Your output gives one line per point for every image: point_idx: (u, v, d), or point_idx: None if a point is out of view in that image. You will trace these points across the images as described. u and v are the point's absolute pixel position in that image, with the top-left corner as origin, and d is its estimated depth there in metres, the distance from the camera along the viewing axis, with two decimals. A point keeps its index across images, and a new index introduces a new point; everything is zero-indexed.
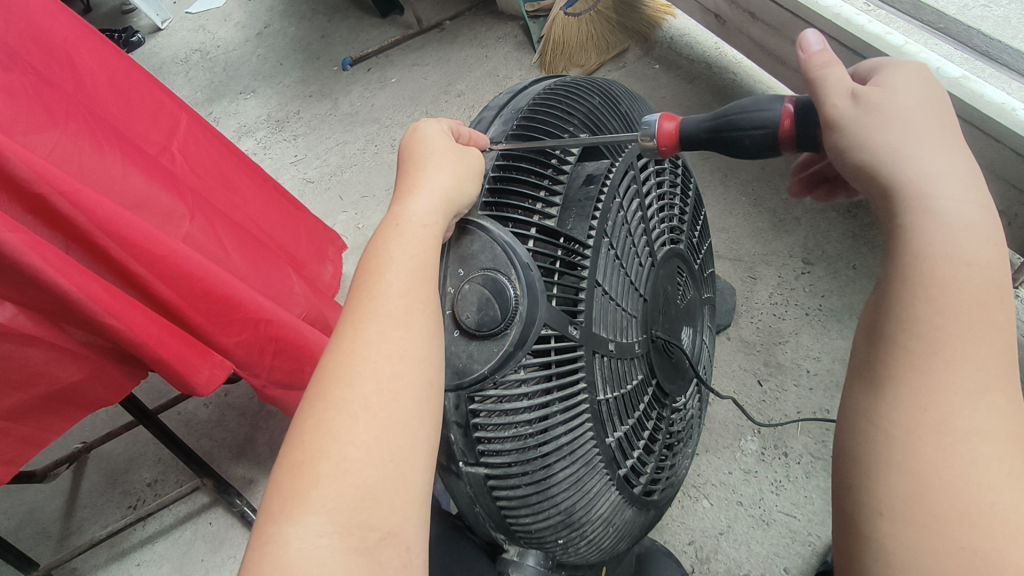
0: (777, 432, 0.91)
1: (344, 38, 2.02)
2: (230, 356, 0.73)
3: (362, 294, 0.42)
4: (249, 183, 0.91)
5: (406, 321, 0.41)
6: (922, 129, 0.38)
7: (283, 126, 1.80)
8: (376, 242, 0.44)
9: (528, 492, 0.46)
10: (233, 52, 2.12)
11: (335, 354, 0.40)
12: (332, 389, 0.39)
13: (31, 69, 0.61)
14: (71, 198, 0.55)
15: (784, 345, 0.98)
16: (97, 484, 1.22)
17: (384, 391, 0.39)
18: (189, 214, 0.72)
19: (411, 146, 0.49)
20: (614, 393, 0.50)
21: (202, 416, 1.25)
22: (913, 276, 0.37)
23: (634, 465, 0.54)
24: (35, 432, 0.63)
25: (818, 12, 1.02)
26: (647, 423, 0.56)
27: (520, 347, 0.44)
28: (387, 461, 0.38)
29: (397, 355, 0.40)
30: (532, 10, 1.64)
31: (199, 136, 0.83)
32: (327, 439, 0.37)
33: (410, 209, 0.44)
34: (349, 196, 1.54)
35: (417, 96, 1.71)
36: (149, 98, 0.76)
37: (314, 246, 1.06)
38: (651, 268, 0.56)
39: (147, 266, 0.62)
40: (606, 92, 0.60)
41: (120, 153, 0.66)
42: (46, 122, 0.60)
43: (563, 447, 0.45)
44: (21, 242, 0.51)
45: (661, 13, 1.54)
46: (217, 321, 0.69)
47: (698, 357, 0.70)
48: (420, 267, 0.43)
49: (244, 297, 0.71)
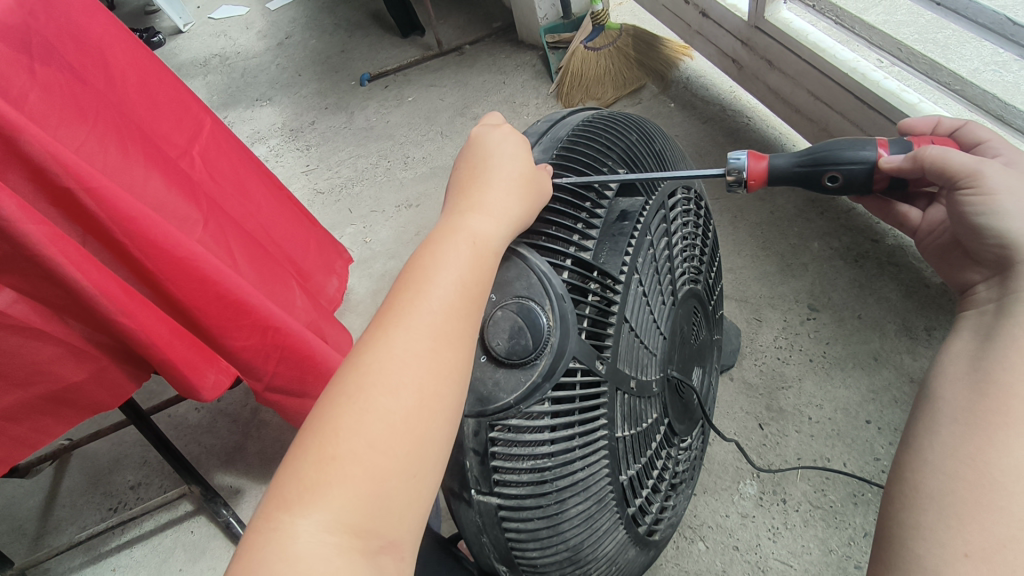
0: (776, 478, 0.90)
1: (363, 54, 2.06)
2: (235, 359, 0.71)
3: (411, 295, 0.42)
4: (266, 193, 0.91)
5: (452, 334, 0.41)
6: None
7: (297, 135, 1.82)
8: (432, 242, 0.45)
9: (539, 526, 0.45)
10: (252, 60, 2.14)
11: (371, 354, 0.41)
12: (361, 390, 0.39)
13: (66, 66, 0.61)
14: (97, 195, 0.55)
15: (787, 390, 0.98)
16: (79, 484, 1.20)
17: (413, 402, 0.39)
18: (205, 219, 0.72)
19: (481, 157, 0.50)
20: (630, 431, 0.49)
21: (193, 421, 1.23)
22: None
23: (641, 505, 0.53)
24: (29, 434, 0.62)
25: (835, 66, 1.06)
26: (657, 463, 0.56)
27: (548, 378, 0.43)
28: (404, 472, 0.39)
29: (435, 369, 0.40)
30: (552, 41, 1.68)
31: (221, 142, 0.83)
32: (351, 439, 0.38)
33: (471, 224, 0.45)
34: (358, 209, 1.55)
35: (432, 116, 1.73)
36: (176, 102, 0.77)
37: (323, 259, 1.06)
38: (672, 306, 0.56)
39: (163, 268, 0.61)
40: (642, 130, 0.60)
41: (143, 156, 0.66)
42: (75, 119, 0.60)
43: (578, 483, 0.45)
44: (42, 235, 0.51)
45: (678, 54, 1.56)
46: (227, 324, 0.68)
47: (705, 397, 0.70)
48: (464, 278, 0.43)
49: (257, 303, 0.71)
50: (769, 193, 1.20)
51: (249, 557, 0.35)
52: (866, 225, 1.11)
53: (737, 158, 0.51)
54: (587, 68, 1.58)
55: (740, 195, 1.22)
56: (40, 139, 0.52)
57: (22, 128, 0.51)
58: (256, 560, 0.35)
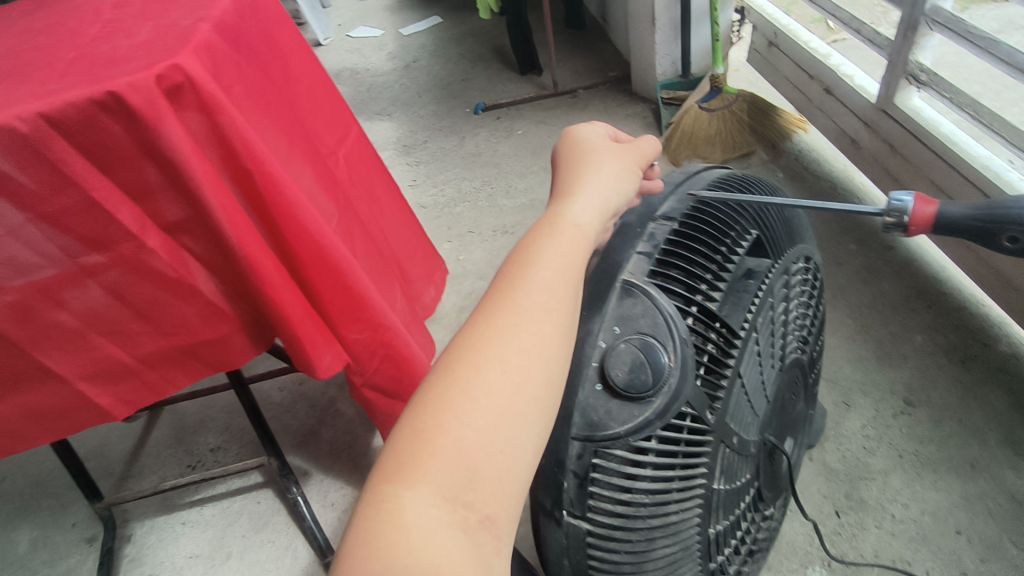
0: (848, 571, 0.86)
1: (481, 85, 2.17)
2: (345, 347, 0.77)
3: (505, 286, 0.45)
4: (388, 199, 0.98)
5: (546, 319, 0.44)
6: None
7: (409, 151, 1.93)
8: (528, 241, 0.48)
9: (625, 560, 0.47)
10: (379, 77, 2.31)
11: (468, 342, 0.43)
12: (461, 374, 0.41)
13: (260, 64, 0.69)
14: (270, 178, 0.62)
15: (870, 481, 0.94)
16: (166, 437, 1.30)
17: (512, 382, 0.41)
18: (340, 215, 0.79)
19: (570, 150, 0.55)
20: (725, 486, 0.50)
21: (276, 398, 1.31)
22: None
23: (721, 563, 0.54)
24: (159, 381, 0.71)
25: (965, 160, 1.03)
26: (741, 525, 0.56)
27: (660, 417, 0.45)
28: (498, 448, 0.40)
29: (527, 349, 0.42)
30: (666, 97, 1.72)
31: (361, 147, 0.91)
32: (450, 413, 0.40)
33: (567, 214, 0.49)
34: (456, 228, 1.62)
35: (539, 151, 1.80)
36: (330, 105, 0.85)
37: (425, 268, 1.11)
38: (780, 372, 0.56)
39: (308, 251, 0.68)
40: (773, 194, 0.62)
41: (302, 149, 0.74)
42: (260, 109, 0.68)
43: (669, 525, 0.47)
44: (220, 207, 0.58)
45: (795, 125, 1.56)
46: (343, 314, 0.73)
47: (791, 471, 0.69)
48: (560, 270, 0.46)
49: (374, 298, 0.76)
50: (874, 278, 1.17)
51: (361, 529, 0.36)
52: (977, 326, 1.06)
53: (903, 199, 0.51)
54: (699, 127, 1.61)
55: (842, 274, 1.19)
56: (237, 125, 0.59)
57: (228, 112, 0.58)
58: (367, 529, 0.36)
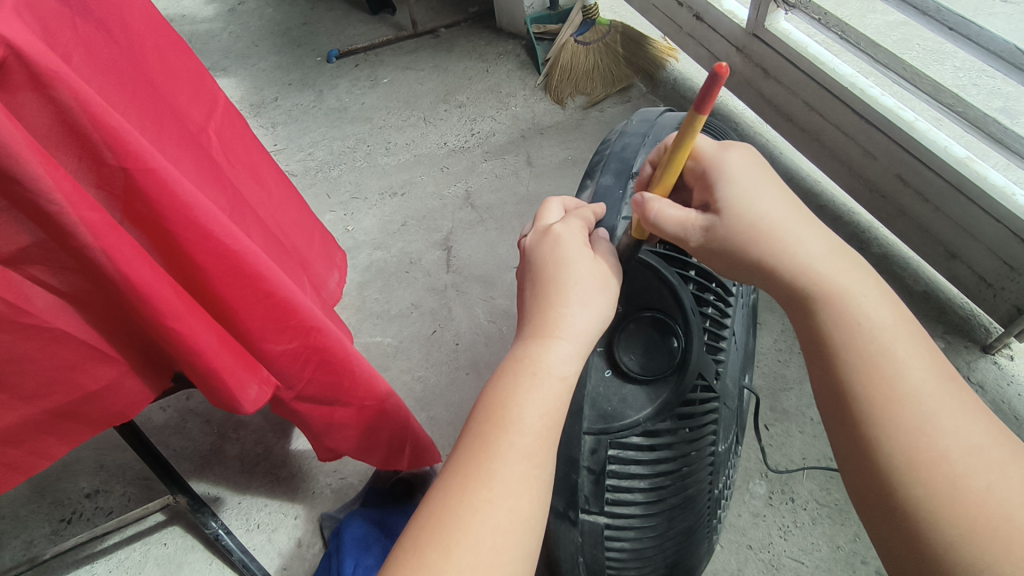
0: (784, 478, 0.92)
1: (328, 29, 1.99)
2: (270, 367, 0.58)
3: (502, 397, 0.47)
4: (274, 177, 0.80)
5: (554, 398, 0.47)
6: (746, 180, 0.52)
7: (259, 111, 1.72)
8: (516, 350, 0.49)
9: (633, 516, 0.54)
10: (204, 27, 2.09)
11: (472, 449, 0.45)
12: (483, 471, 0.44)
13: (100, 23, 0.48)
14: (158, 179, 0.44)
15: (788, 392, 1.00)
16: (22, 492, 1.05)
17: (532, 455, 0.45)
18: (231, 208, 0.59)
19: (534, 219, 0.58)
20: (703, 430, 0.56)
21: (159, 421, 1.11)
22: (889, 418, 0.46)
23: (680, 501, 0.55)
24: (25, 457, 0.51)
25: (834, 79, 1.11)
26: (692, 459, 0.55)
27: (677, 394, 0.53)
28: (524, 518, 0.44)
29: (539, 427, 0.46)
30: (538, 31, 1.66)
31: (234, 121, 0.71)
32: (472, 520, 0.42)
33: (573, 275, 0.51)
34: (337, 195, 1.45)
35: (412, 100, 1.66)
36: (191, 72, 0.64)
37: (324, 250, 0.95)
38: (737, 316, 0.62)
39: (216, 264, 0.49)
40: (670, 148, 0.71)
41: (178, 145, 0.54)
42: (116, 90, 0.48)
43: (666, 472, 0.54)
44: (80, 222, 0.40)
45: (666, 54, 1.58)
46: (270, 329, 0.55)
47: (724, 451, 0.60)
48: (576, 349, 0.49)
49: (306, 304, 0.58)
50: None
51: None
52: (856, 233, 1.21)
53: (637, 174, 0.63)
54: (577, 62, 1.57)
55: None
56: (88, 101, 0.40)
57: (66, 78, 0.38)
58: None
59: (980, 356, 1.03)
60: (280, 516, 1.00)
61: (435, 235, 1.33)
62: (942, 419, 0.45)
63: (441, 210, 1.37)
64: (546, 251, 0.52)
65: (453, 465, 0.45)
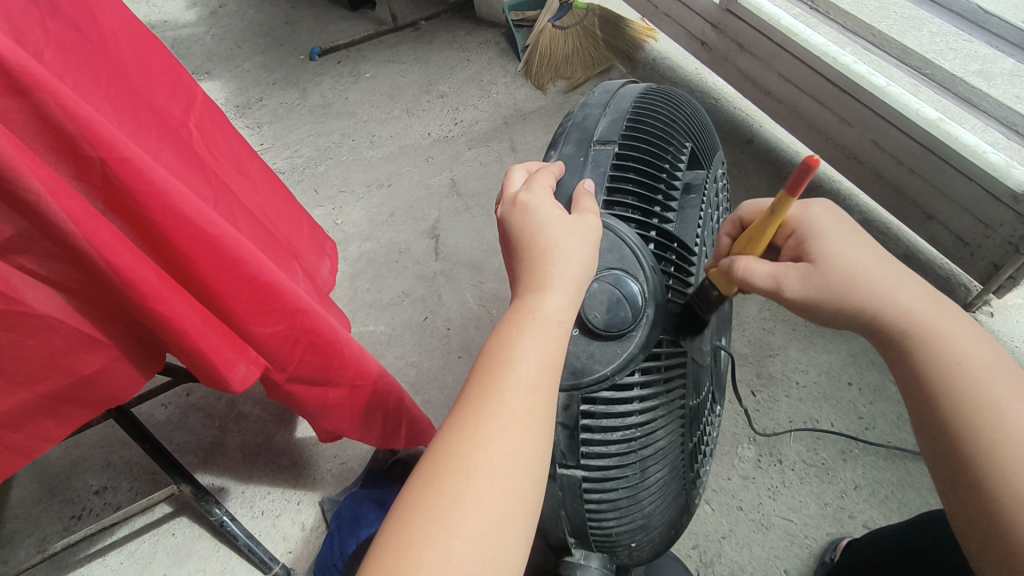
0: (772, 441, 0.94)
1: (310, 28, 2.00)
2: (258, 349, 0.60)
3: (501, 343, 0.47)
4: (259, 170, 0.82)
5: (553, 339, 0.48)
6: (848, 235, 0.50)
7: (244, 111, 1.74)
8: (516, 303, 0.50)
9: (611, 466, 0.56)
10: (185, 30, 2.10)
11: (477, 390, 0.46)
12: (490, 407, 0.44)
13: (73, 23, 0.51)
14: (132, 167, 0.46)
15: (774, 357, 1.02)
16: (30, 492, 1.07)
17: (535, 394, 0.46)
18: (215, 197, 0.61)
19: (508, 188, 0.60)
20: (674, 382, 0.58)
21: (160, 417, 1.13)
22: (998, 468, 0.42)
23: (657, 453, 0.58)
24: (28, 440, 0.54)
25: (808, 50, 1.13)
26: (668, 413, 0.58)
27: (643, 348, 0.53)
28: (531, 453, 0.44)
29: (539, 366, 0.47)
30: (517, 18, 1.67)
31: (213, 114, 0.73)
32: (484, 457, 0.43)
33: (556, 234, 0.52)
34: (325, 190, 1.47)
35: (395, 93, 1.67)
36: (167, 67, 0.66)
37: (313, 241, 0.97)
38: (706, 276, 0.65)
39: (197, 248, 0.52)
40: (631, 114, 0.68)
41: (158, 136, 0.56)
42: (91, 84, 0.50)
43: (641, 426, 0.56)
44: (61, 211, 0.42)
45: (644, 34, 1.61)
46: (255, 310, 0.58)
47: (702, 405, 0.64)
48: (569, 294, 0.49)
49: (286, 285, 0.60)
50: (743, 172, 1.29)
51: None
52: (836, 201, 1.23)
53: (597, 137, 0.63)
54: (556, 46, 1.59)
55: None
56: (63, 97, 0.42)
57: (37, 75, 0.40)
58: None
59: None
60: (283, 502, 1.02)
61: (422, 224, 1.35)
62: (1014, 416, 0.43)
63: (427, 199, 1.39)
64: (527, 211, 0.54)
65: (458, 408, 0.46)
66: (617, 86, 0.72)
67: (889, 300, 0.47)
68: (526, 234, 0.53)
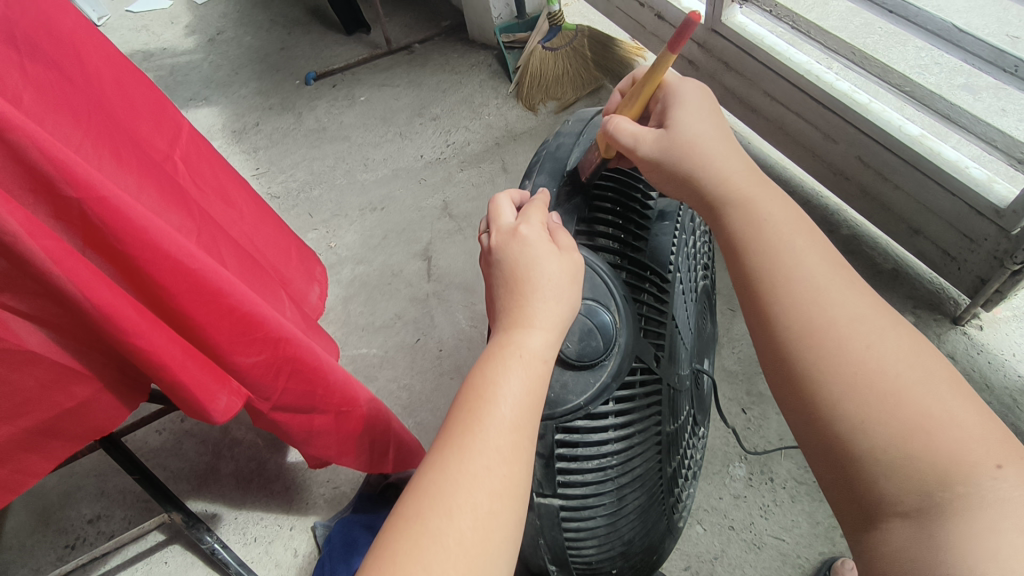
0: (763, 459, 0.94)
1: (305, 53, 2.03)
2: (241, 379, 0.61)
3: (484, 380, 0.48)
4: (246, 199, 0.83)
5: (538, 377, 0.48)
6: (721, 177, 0.57)
7: (241, 137, 1.76)
8: (499, 339, 0.50)
9: (588, 494, 0.56)
10: (183, 58, 2.14)
11: (461, 429, 0.46)
12: (473, 446, 0.45)
13: (54, 65, 0.52)
14: (109, 205, 0.47)
15: (764, 374, 1.02)
16: (25, 522, 1.08)
17: (517, 433, 0.46)
18: (198, 229, 0.62)
19: (495, 215, 0.59)
20: (651, 409, 0.58)
21: (154, 444, 1.13)
22: (840, 394, 0.46)
23: (634, 479, 0.58)
24: (13, 475, 0.55)
25: (791, 69, 1.14)
26: (645, 439, 0.58)
27: (615, 378, 0.54)
28: (512, 491, 0.45)
29: (521, 404, 0.47)
30: (507, 40, 1.69)
31: (199, 146, 0.75)
32: (466, 496, 0.43)
33: (543, 269, 0.52)
34: (319, 214, 1.48)
35: (389, 116, 1.69)
36: (153, 102, 0.68)
37: (302, 266, 0.97)
38: (682, 301, 0.66)
39: (176, 281, 0.53)
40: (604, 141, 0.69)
41: (139, 171, 0.57)
42: (71, 125, 0.51)
43: (617, 454, 0.56)
44: (39, 251, 0.43)
45: (634, 54, 1.61)
46: (237, 340, 0.58)
47: (680, 429, 0.64)
48: (554, 331, 0.50)
49: (268, 314, 0.61)
50: None
51: None
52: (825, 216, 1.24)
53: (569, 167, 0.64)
54: (546, 68, 1.61)
55: None
56: (40, 141, 0.43)
57: (13, 120, 0.41)
58: None
59: (950, 328, 1.05)
60: (276, 528, 1.02)
61: (415, 246, 1.36)
62: (905, 387, 0.45)
63: (420, 221, 1.40)
64: (524, 245, 0.53)
65: (440, 446, 0.46)
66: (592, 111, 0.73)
67: (747, 244, 0.53)
68: (513, 268, 0.53)
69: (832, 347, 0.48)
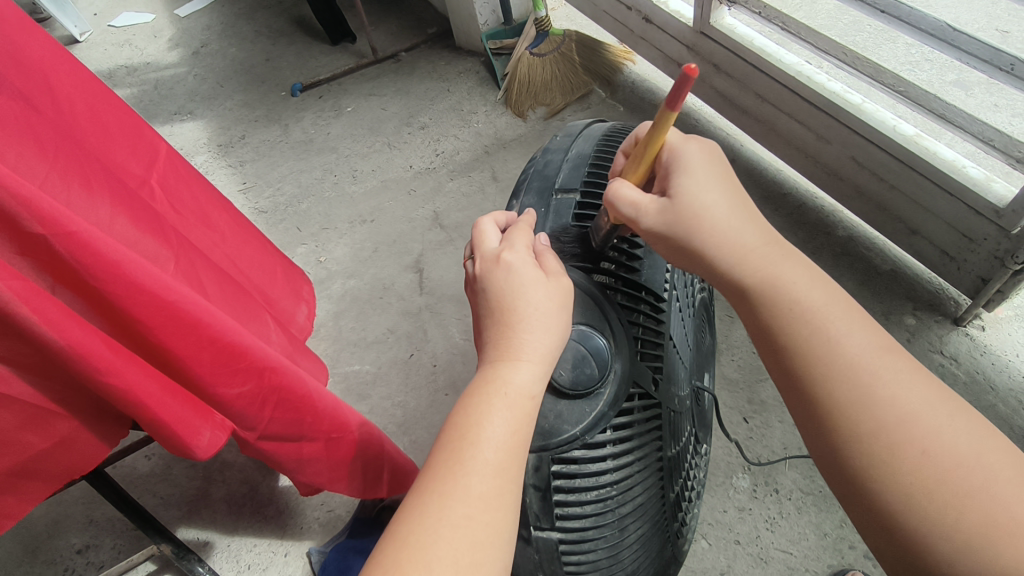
0: (767, 470, 0.92)
1: (291, 64, 2.00)
2: (225, 411, 0.59)
3: (468, 418, 0.46)
4: (228, 220, 0.81)
5: (523, 415, 0.46)
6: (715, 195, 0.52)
7: (226, 151, 1.73)
8: (483, 373, 0.48)
9: (588, 526, 0.54)
10: (167, 71, 2.11)
11: (443, 471, 0.43)
12: (455, 489, 0.42)
13: (16, 92, 0.50)
14: (76, 240, 0.44)
15: (765, 382, 1.00)
16: (11, 555, 1.04)
17: (501, 475, 0.44)
18: (175, 256, 0.60)
19: (477, 240, 0.57)
20: (650, 434, 0.56)
21: (143, 470, 1.10)
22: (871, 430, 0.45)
23: (635, 507, 0.56)
24: None
25: (782, 70, 1.13)
26: (645, 465, 0.56)
27: (611, 406, 0.53)
28: (498, 537, 0.42)
29: (506, 444, 0.45)
30: (494, 47, 1.67)
31: (178, 168, 0.72)
32: (449, 543, 0.40)
33: (527, 299, 0.50)
34: (308, 227, 1.46)
35: (377, 126, 1.67)
36: (127, 125, 0.65)
37: (289, 286, 0.95)
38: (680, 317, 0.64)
39: (153, 315, 0.50)
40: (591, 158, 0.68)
41: (112, 198, 0.55)
42: (36, 155, 0.49)
43: (616, 482, 0.54)
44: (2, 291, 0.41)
45: (622, 58, 1.61)
46: (220, 372, 0.56)
47: (682, 451, 0.63)
48: (539, 366, 0.48)
49: (251, 343, 0.59)
50: None
51: None
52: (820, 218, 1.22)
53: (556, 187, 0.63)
54: (534, 74, 1.59)
55: None
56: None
57: None
58: None
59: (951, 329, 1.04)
60: (270, 554, 0.99)
61: (406, 258, 1.33)
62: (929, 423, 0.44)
63: (411, 233, 1.38)
64: (508, 271, 0.51)
65: (422, 489, 0.43)
66: (579, 129, 0.73)
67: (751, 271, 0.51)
68: (496, 297, 0.51)
69: (839, 374, 0.47)
